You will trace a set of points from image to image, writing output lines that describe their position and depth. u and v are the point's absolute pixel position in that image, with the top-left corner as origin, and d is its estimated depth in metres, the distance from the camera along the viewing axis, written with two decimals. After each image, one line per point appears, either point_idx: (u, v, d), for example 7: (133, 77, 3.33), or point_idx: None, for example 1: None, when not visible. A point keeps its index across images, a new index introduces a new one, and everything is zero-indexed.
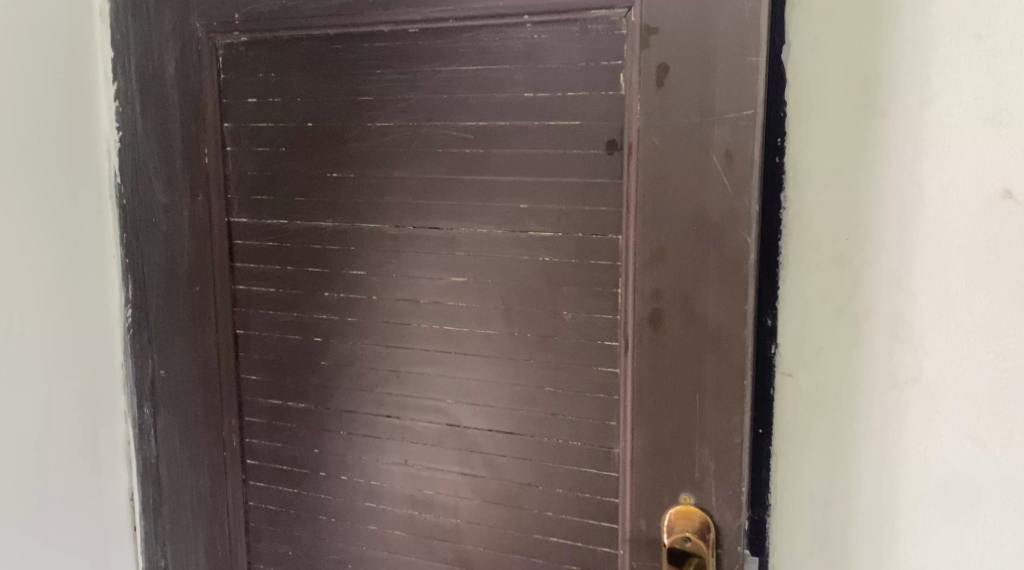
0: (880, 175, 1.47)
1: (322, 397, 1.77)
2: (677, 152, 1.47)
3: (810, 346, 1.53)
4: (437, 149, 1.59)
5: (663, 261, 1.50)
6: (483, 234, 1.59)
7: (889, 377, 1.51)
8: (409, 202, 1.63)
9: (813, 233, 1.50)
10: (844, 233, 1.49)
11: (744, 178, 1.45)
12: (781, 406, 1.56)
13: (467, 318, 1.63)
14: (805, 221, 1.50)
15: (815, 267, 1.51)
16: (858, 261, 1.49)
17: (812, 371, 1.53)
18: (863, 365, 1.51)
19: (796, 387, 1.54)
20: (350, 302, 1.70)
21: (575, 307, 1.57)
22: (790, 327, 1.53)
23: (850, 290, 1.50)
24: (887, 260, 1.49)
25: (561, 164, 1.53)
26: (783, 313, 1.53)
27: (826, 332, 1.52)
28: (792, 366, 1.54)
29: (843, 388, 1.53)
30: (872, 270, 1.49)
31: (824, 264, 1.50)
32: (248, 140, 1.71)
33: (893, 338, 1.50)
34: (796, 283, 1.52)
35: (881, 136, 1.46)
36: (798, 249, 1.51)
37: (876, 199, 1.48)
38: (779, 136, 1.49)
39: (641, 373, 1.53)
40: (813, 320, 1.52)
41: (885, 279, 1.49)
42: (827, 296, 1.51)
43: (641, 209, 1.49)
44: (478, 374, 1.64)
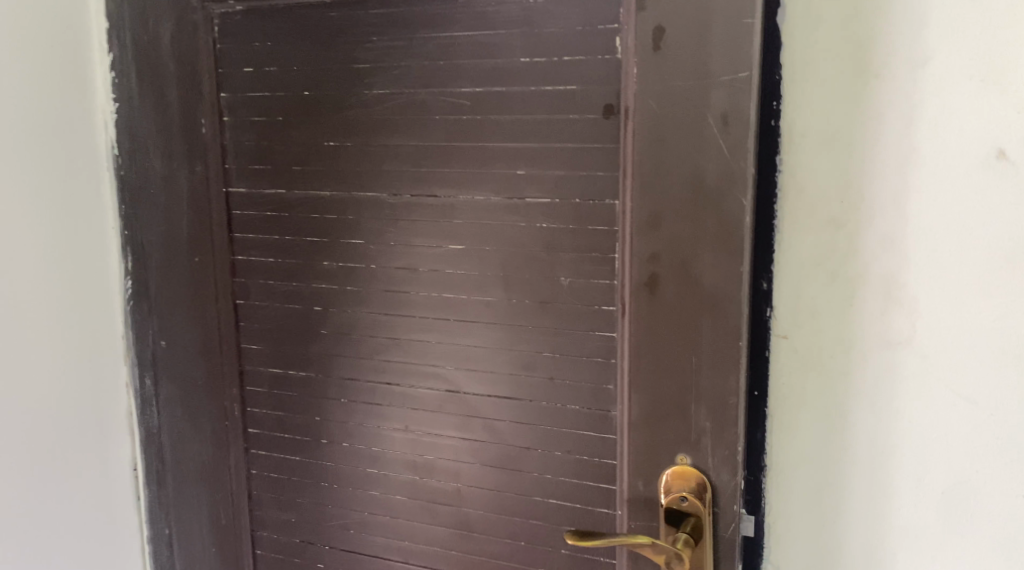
0: (873, 138, 1.48)
1: (323, 365, 1.78)
2: (673, 116, 1.47)
3: (805, 309, 1.55)
4: (434, 116, 1.60)
5: (659, 225, 1.50)
6: (481, 201, 1.60)
7: (883, 338, 1.53)
8: (407, 169, 1.64)
9: (808, 196, 1.52)
10: (838, 196, 1.51)
11: (740, 140, 1.45)
12: (777, 368, 1.58)
13: (466, 285, 1.64)
14: (800, 184, 1.52)
15: (810, 230, 1.53)
16: (852, 224, 1.51)
17: (808, 333, 1.55)
18: (858, 327, 1.53)
19: (792, 348, 1.57)
20: (350, 270, 1.72)
21: (572, 272, 1.58)
22: (785, 290, 1.55)
23: (844, 253, 1.52)
24: (881, 224, 1.50)
25: (559, 130, 1.54)
26: (778, 276, 1.55)
27: (821, 294, 1.54)
28: (787, 328, 1.56)
29: (837, 351, 1.55)
30: (866, 233, 1.51)
31: (818, 228, 1.52)
32: (245, 109, 1.71)
33: (887, 300, 1.52)
34: (791, 246, 1.54)
35: (876, 99, 1.47)
36: (794, 213, 1.52)
37: (869, 162, 1.49)
38: (775, 101, 1.51)
39: (638, 337, 1.54)
40: (808, 283, 1.54)
41: (879, 242, 1.51)
42: (822, 259, 1.53)
43: (637, 174, 1.50)
44: (477, 340, 1.66)
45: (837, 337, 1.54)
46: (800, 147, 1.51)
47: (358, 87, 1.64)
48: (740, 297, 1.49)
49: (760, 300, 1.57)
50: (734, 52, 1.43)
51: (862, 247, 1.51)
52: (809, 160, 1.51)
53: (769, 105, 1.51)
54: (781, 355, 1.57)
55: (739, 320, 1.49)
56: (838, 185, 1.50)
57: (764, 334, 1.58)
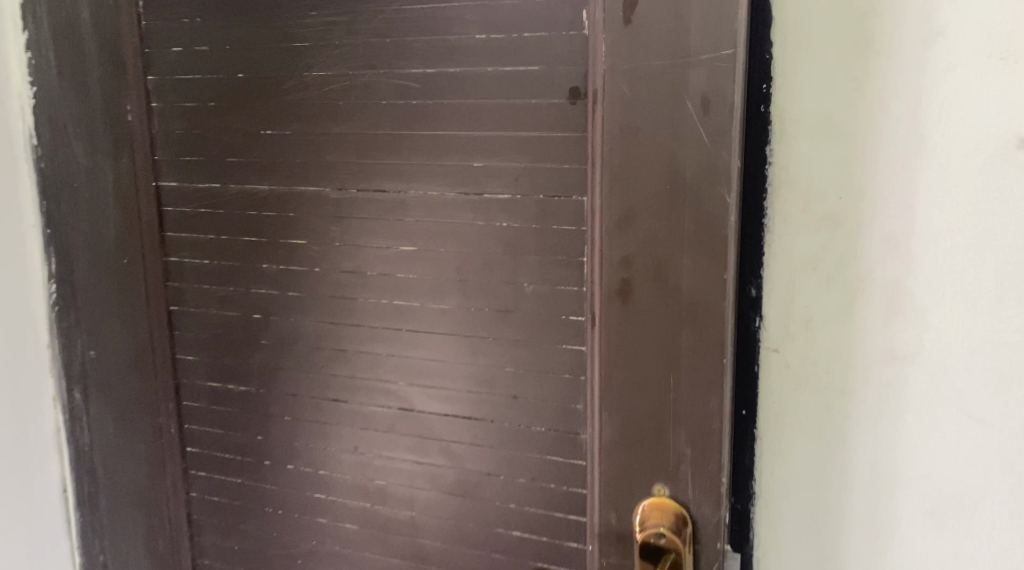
0: (875, 125, 1.30)
1: (265, 379, 1.60)
2: (647, 100, 1.29)
3: (798, 318, 1.37)
4: (380, 101, 1.42)
5: (632, 224, 1.32)
6: (435, 197, 1.43)
7: (886, 351, 1.35)
8: (352, 161, 1.46)
9: (801, 191, 1.33)
10: (835, 191, 1.32)
11: (724, 128, 1.27)
12: (767, 384, 1.40)
13: (419, 292, 1.47)
14: (793, 177, 1.33)
15: (805, 230, 1.34)
16: (851, 222, 1.33)
17: (801, 345, 1.37)
18: (857, 339, 1.35)
19: (785, 362, 1.38)
20: (291, 274, 1.54)
21: (536, 277, 1.40)
22: (776, 296, 1.37)
23: (842, 255, 1.34)
24: (884, 221, 1.32)
25: (520, 116, 1.36)
26: (768, 281, 1.37)
27: (817, 302, 1.36)
28: (779, 339, 1.38)
29: (835, 365, 1.37)
30: (867, 232, 1.33)
31: (813, 226, 1.34)
32: (174, 94, 1.54)
33: (890, 308, 1.34)
34: (783, 247, 1.36)
35: (878, 80, 1.29)
36: (786, 209, 1.34)
37: (871, 152, 1.31)
38: (765, 83, 1.32)
39: (609, 352, 1.36)
40: (802, 289, 1.36)
41: (881, 243, 1.32)
42: (818, 262, 1.35)
43: (607, 166, 1.32)
44: (432, 354, 1.48)
45: (835, 351, 1.36)
46: (792, 135, 1.32)
47: (297, 67, 1.46)
48: (724, 306, 1.31)
49: (748, 308, 1.39)
50: (714, 26, 1.25)
51: (863, 248, 1.33)
52: (803, 150, 1.32)
53: (758, 88, 1.33)
54: (772, 370, 1.39)
55: (722, 331, 1.31)
56: (836, 178, 1.32)
57: (753, 346, 1.40)
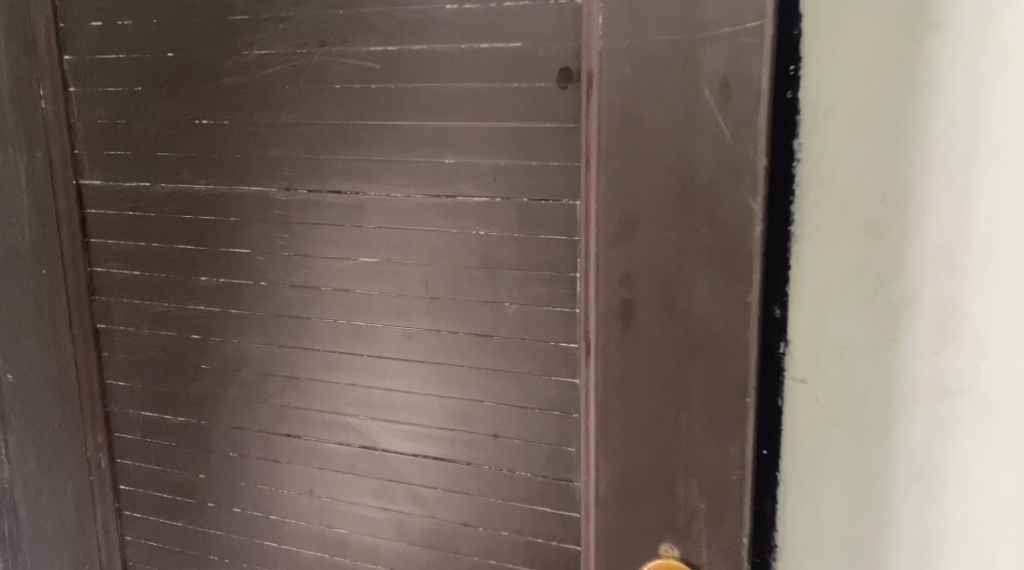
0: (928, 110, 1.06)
1: (206, 410, 1.38)
2: (654, 84, 1.07)
3: (832, 344, 1.12)
4: (334, 86, 1.21)
5: (635, 236, 1.10)
6: (399, 199, 1.21)
7: (937, 385, 1.10)
8: (302, 157, 1.24)
9: (836, 193, 1.09)
10: (878, 191, 1.08)
11: (747, 119, 1.05)
12: (794, 424, 1.15)
13: (380, 312, 1.24)
14: (827, 175, 1.09)
15: (840, 238, 1.10)
16: (897, 229, 1.09)
17: (835, 377, 1.13)
18: (903, 370, 1.11)
19: (815, 397, 1.14)
20: (233, 288, 1.31)
21: (519, 295, 1.18)
22: (805, 318, 1.13)
23: (885, 268, 1.10)
24: (936, 227, 1.08)
25: (498, 104, 1.15)
26: (795, 300, 1.13)
27: (854, 325, 1.11)
28: (808, 370, 1.13)
29: (874, 401, 1.12)
30: (916, 240, 1.08)
31: (851, 234, 1.10)
32: (95, 78, 1.32)
33: (940, 333, 1.09)
34: (814, 258, 1.11)
35: (931, 57, 1.05)
36: (818, 214, 1.10)
37: (921, 142, 1.06)
38: (793, 65, 1.08)
39: (606, 386, 1.14)
40: (837, 309, 1.11)
41: (932, 253, 1.08)
42: (856, 277, 1.10)
43: (605, 165, 1.09)
44: (397, 384, 1.25)
45: (876, 384, 1.12)
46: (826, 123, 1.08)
47: (234, 45, 1.24)
48: (745, 333, 1.09)
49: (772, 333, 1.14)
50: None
51: (910, 260, 1.09)
52: (839, 142, 1.08)
53: (784, 71, 1.08)
54: (799, 406, 1.15)
55: (741, 362, 1.09)
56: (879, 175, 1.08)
57: (776, 379, 1.15)
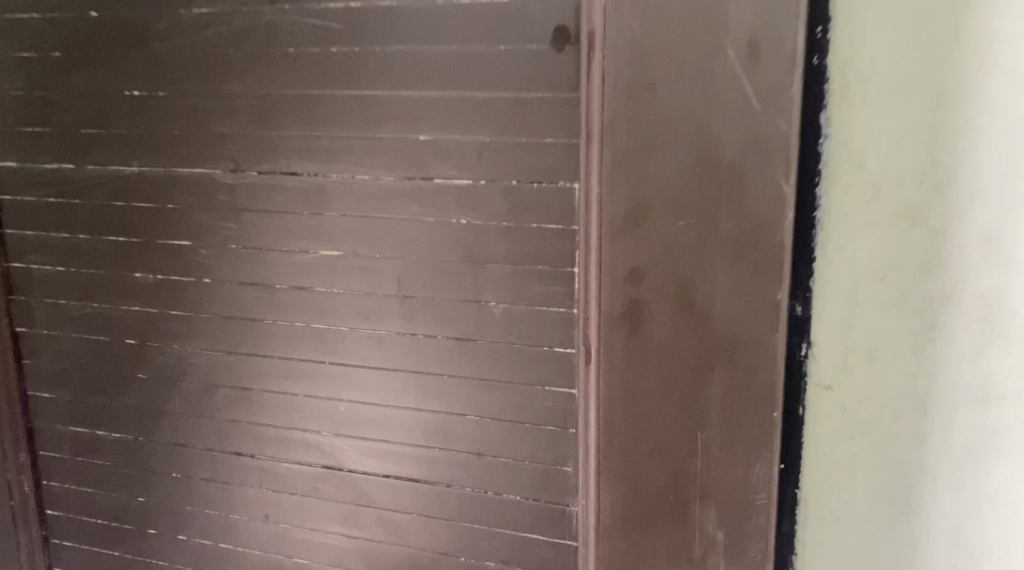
0: (984, 54, 0.85)
1: (145, 424, 1.22)
2: (670, 46, 0.91)
3: (862, 342, 0.91)
4: (287, 49, 1.04)
5: (644, 225, 0.95)
6: (364, 183, 1.05)
7: (987, 394, 0.89)
8: (250, 133, 1.08)
9: (868, 162, 0.88)
10: (921, 154, 0.87)
11: (779, 86, 0.90)
12: (817, 444, 0.94)
13: (346, 314, 1.09)
14: (858, 135, 0.88)
15: (873, 213, 0.89)
16: (943, 201, 0.88)
17: (866, 383, 0.91)
18: (948, 375, 0.90)
19: (841, 408, 0.92)
20: (173, 286, 1.16)
21: (506, 294, 1.03)
22: (831, 313, 0.91)
23: (928, 250, 0.88)
24: (990, 198, 0.87)
25: (480, 72, 0.99)
26: (818, 290, 0.92)
27: (889, 321, 0.90)
28: (833, 375, 0.92)
29: (912, 414, 0.91)
30: (967, 215, 0.87)
31: (887, 208, 0.88)
32: (7, 40, 1.15)
33: (992, 330, 0.88)
34: (842, 237, 0.90)
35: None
36: (847, 184, 0.89)
37: (975, 95, 0.86)
38: (819, 25, 0.88)
39: (609, 397, 0.99)
40: (867, 300, 0.90)
41: (984, 231, 0.87)
42: (892, 261, 0.89)
43: (609, 143, 0.94)
44: (365, 396, 1.11)
45: (915, 393, 0.91)
46: (859, 71, 0.87)
47: (169, 5, 1.07)
48: (771, 336, 0.94)
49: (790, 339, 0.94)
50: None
51: (959, 238, 0.88)
52: (875, 96, 0.87)
53: None
54: (822, 419, 0.93)
55: (766, 373, 0.95)
56: (923, 134, 0.87)
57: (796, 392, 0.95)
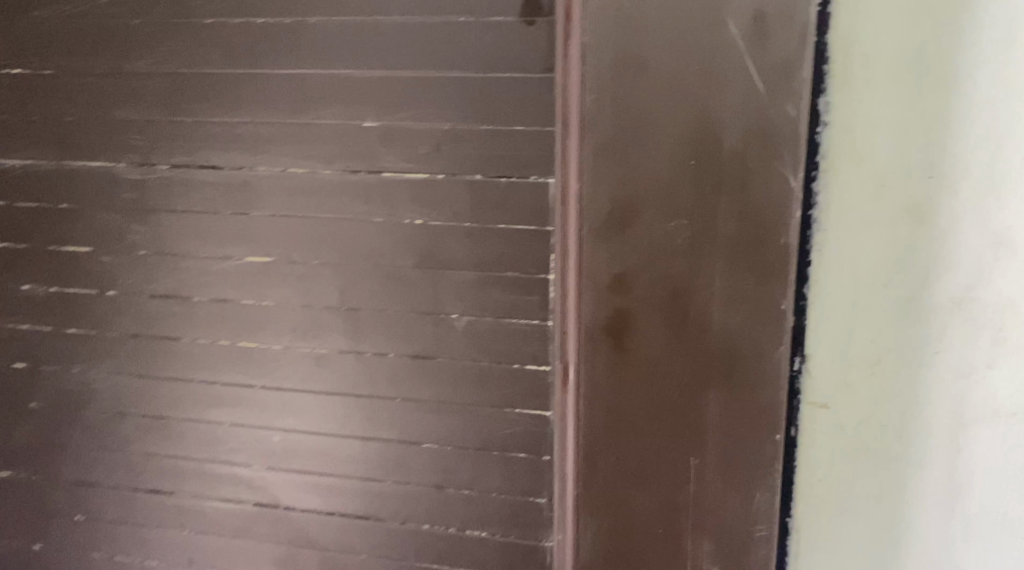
0: (1002, 29, 0.75)
1: (72, 433, 1.26)
2: (663, 18, 0.79)
3: (863, 354, 0.81)
4: (206, 23, 1.10)
5: (635, 223, 0.82)
6: (306, 174, 1.11)
7: (997, 409, 0.80)
8: (162, 120, 1.13)
9: (874, 150, 0.78)
10: (931, 143, 0.77)
11: (788, 64, 0.78)
12: (812, 467, 0.84)
13: (309, 327, 1.15)
14: (861, 123, 0.78)
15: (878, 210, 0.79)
16: (954, 195, 0.78)
17: (867, 399, 0.82)
18: (955, 389, 0.80)
19: (839, 426, 0.82)
20: (76, 270, 1.20)
21: (468, 302, 1.11)
22: (830, 322, 0.81)
23: (938, 250, 0.78)
24: (1005, 192, 0.77)
25: (427, 53, 1.05)
26: (815, 297, 0.81)
27: (893, 330, 0.80)
28: (832, 391, 0.82)
29: (916, 433, 0.81)
30: (979, 212, 0.78)
31: (894, 203, 0.78)
32: None
33: (1003, 338, 0.79)
34: (843, 236, 0.80)
35: None
36: (850, 176, 0.79)
37: (990, 75, 0.76)
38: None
39: (592, 418, 0.86)
40: (870, 307, 0.80)
41: (998, 229, 0.78)
42: (898, 263, 0.79)
43: (592, 133, 0.81)
44: (314, 417, 1.19)
45: (921, 409, 0.81)
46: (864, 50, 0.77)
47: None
48: (775, 351, 0.82)
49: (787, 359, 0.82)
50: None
51: (970, 237, 0.78)
52: (882, 75, 0.77)
53: None
54: (819, 440, 0.83)
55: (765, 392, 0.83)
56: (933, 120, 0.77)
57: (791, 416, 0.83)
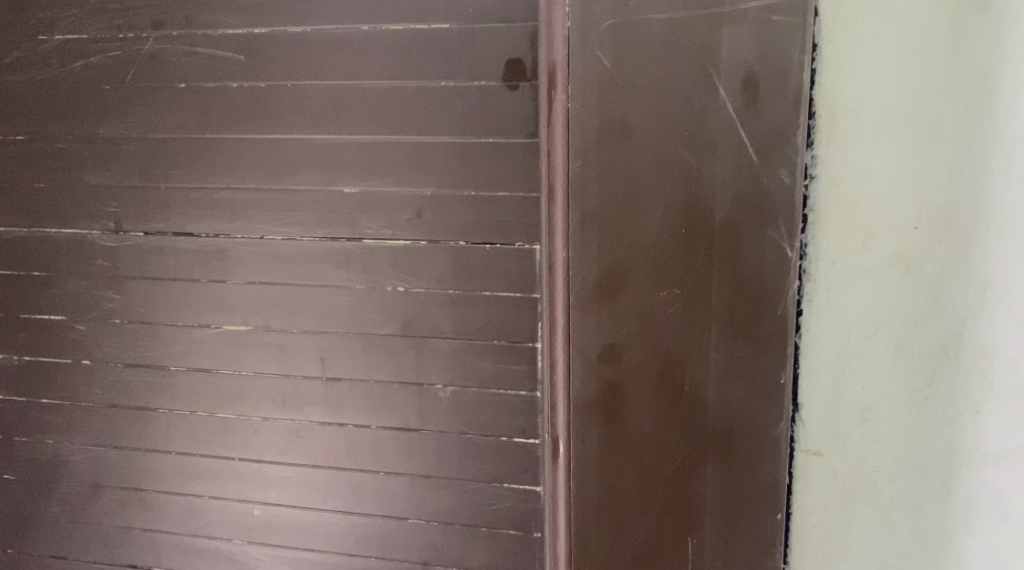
0: (991, 51, 0.70)
1: (40, 518, 1.16)
2: (650, 81, 0.75)
3: (854, 397, 0.75)
4: (177, 83, 1.02)
5: (624, 293, 0.79)
6: (284, 243, 1.03)
7: (987, 452, 0.74)
8: (135, 185, 1.05)
9: (863, 185, 0.73)
10: (920, 170, 0.72)
11: (782, 130, 0.74)
12: (806, 514, 0.78)
13: (289, 399, 1.07)
14: (851, 158, 0.73)
15: (869, 246, 0.73)
16: (944, 227, 0.72)
17: (857, 445, 0.76)
18: (947, 437, 0.74)
19: (830, 475, 0.76)
20: (49, 343, 1.11)
21: (460, 373, 1.03)
22: (821, 366, 0.76)
23: (930, 288, 0.73)
24: (996, 225, 0.72)
25: (408, 115, 0.98)
26: (809, 343, 0.76)
27: (885, 375, 0.74)
28: (824, 438, 0.76)
29: (909, 482, 0.75)
30: (970, 246, 0.72)
31: (885, 239, 0.73)
32: None
33: (992, 380, 0.73)
34: (834, 274, 0.74)
35: None
36: (840, 210, 0.73)
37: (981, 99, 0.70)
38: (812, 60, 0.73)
39: (582, 494, 0.83)
40: (861, 348, 0.74)
41: (990, 263, 0.72)
42: (889, 303, 0.73)
43: (578, 200, 0.78)
44: (296, 491, 1.09)
45: (912, 457, 0.75)
46: (850, 78, 0.72)
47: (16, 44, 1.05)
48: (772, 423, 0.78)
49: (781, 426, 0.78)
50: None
51: (960, 272, 0.72)
52: (870, 101, 0.72)
53: None
54: (811, 490, 0.77)
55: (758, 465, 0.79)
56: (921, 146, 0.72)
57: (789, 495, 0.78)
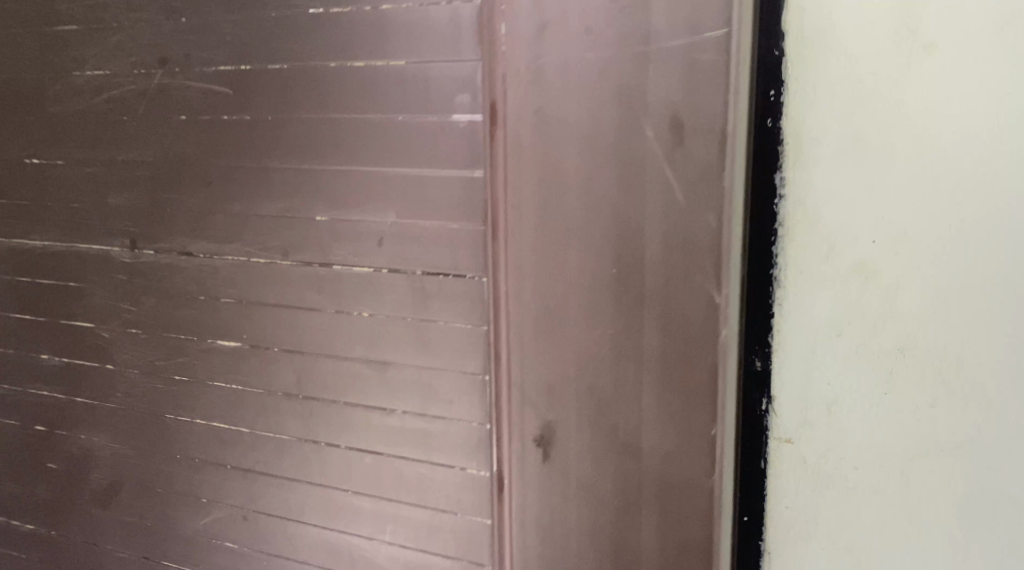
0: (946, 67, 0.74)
1: None
2: (582, 121, 0.74)
3: (821, 385, 0.80)
4: (138, 112, 0.92)
5: (561, 330, 0.78)
6: (241, 277, 0.91)
7: (941, 444, 0.78)
8: (102, 218, 0.96)
9: (828, 189, 0.77)
10: (881, 177, 0.76)
11: (710, 171, 0.72)
12: (780, 495, 0.82)
13: (254, 439, 0.94)
14: (818, 165, 0.78)
15: (835, 246, 0.78)
16: (903, 228, 0.76)
17: (825, 433, 0.80)
18: (915, 427, 0.78)
19: (801, 460, 0.81)
20: (25, 362, 1.04)
21: (438, 424, 0.87)
22: (791, 361, 0.80)
23: (893, 284, 0.77)
24: (951, 227, 0.75)
25: (364, 145, 0.85)
26: (778, 340, 0.80)
27: (850, 367, 0.79)
28: (794, 427, 0.81)
29: (874, 467, 0.79)
30: (927, 247, 0.76)
31: (850, 241, 0.77)
32: None
33: (950, 374, 0.77)
34: (805, 271, 0.79)
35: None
36: (808, 215, 0.78)
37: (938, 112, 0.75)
38: (772, 90, 0.78)
39: (525, 532, 0.82)
40: (828, 340, 0.79)
41: (947, 262, 0.76)
42: (853, 299, 0.78)
43: (518, 235, 0.77)
44: (260, 538, 0.96)
45: (876, 445, 0.79)
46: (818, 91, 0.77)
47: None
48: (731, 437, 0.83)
49: (745, 431, 0.83)
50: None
51: (919, 270, 0.76)
52: (837, 113, 0.76)
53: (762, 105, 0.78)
54: (784, 474, 0.82)
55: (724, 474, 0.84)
56: (883, 154, 0.76)
57: (757, 495, 0.83)
